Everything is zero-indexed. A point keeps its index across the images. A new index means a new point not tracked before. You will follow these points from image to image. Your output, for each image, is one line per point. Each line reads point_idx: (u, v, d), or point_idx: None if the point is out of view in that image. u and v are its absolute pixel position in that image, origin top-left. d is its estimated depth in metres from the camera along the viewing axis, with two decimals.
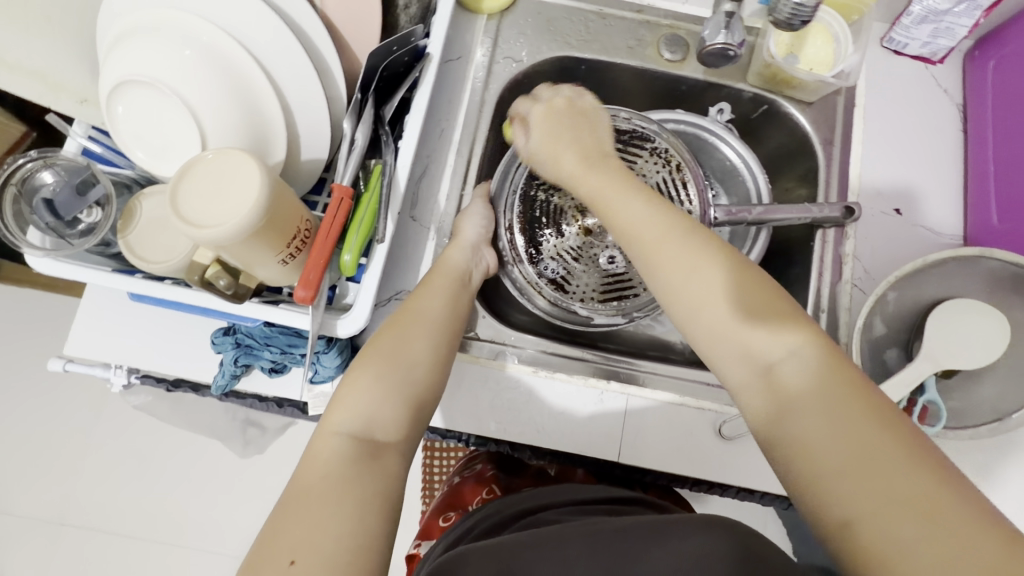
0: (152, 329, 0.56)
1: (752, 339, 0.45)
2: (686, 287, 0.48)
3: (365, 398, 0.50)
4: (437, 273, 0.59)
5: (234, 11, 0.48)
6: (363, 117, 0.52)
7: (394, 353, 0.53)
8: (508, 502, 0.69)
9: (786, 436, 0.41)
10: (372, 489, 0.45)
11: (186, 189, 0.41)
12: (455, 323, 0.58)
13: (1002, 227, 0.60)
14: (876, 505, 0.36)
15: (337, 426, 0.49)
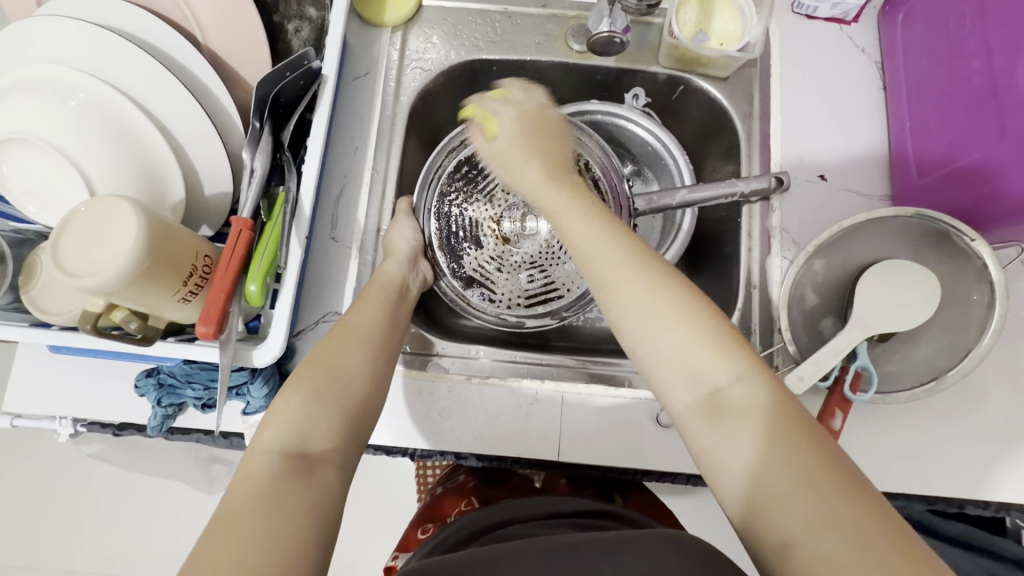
0: (86, 378, 0.57)
1: (695, 359, 0.41)
2: (641, 307, 0.44)
3: (297, 410, 0.46)
4: (371, 285, 0.58)
5: (109, 57, 0.48)
6: (261, 146, 0.53)
7: (331, 363, 0.50)
8: (481, 514, 0.67)
9: (735, 469, 0.37)
10: (303, 504, 0.41)
11: (67, 241, 0.41)
12: (395, 334, 0.56)
13: (922, 183, 0.59)
14: (838, 549, 0.32)
15: (267, 442, 0.44)
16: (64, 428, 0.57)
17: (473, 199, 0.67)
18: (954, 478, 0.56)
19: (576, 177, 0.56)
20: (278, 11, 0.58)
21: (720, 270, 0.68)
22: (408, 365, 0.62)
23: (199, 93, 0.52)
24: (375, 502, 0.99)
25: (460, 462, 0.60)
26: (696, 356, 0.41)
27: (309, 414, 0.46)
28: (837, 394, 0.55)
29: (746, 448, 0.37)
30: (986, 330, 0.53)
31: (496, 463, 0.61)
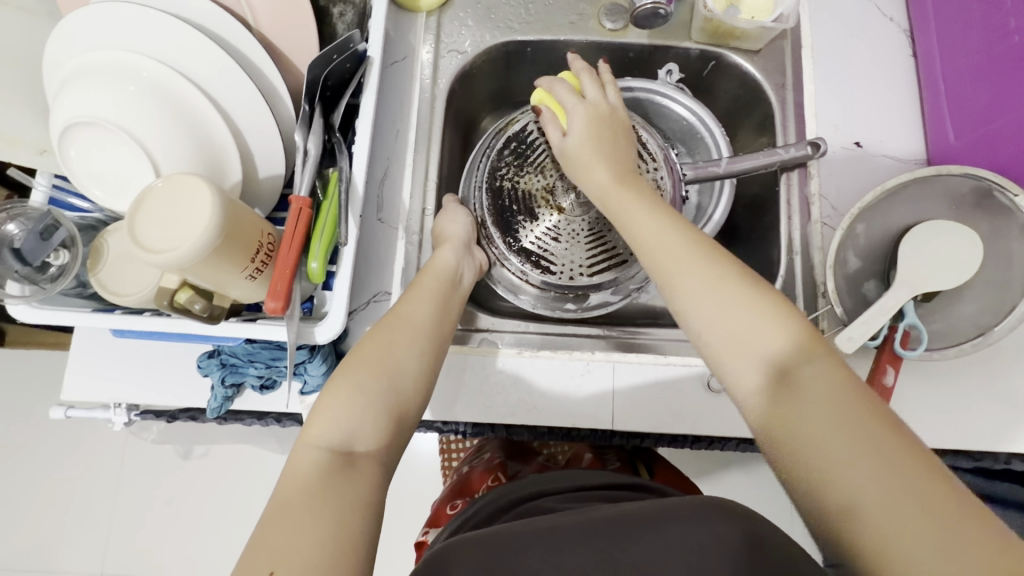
0: (145, 361, 0.58)
1: (744, 328, 0.45)
2: (720, 317, 0.46)
3: (344, 407, 0.46)
4: (423, 274, 0.56)
5: (172, 43, 0.49)
6: (313, 127, 0.53)
7: (379, 361, 0.49)
8: (511, 488, 0.66)
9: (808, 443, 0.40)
10: (353, 498, 0.41)
11: (143, 218, 0.42)
12: (444, 327, 0.54)
13: (959, 145, 0.60)
14: (914, 522, 0.35)
15: (313, 437, 0.44)
16: (119, 416, 0.59)
17: (523, 172, 0.64)
18: (1000, 433, 0.57)
19: (619, 184, 0.55)
20: None
21: (758, 240, 0.69)
22: (458, 342, 0.63)
23: (254, 76, 0.53)
24: (412, 487, 1.00)
25: (512, 435, 0.62)
26: (771, 337, 0.44)
27: (357, 412, 0.46)
28: (887, 351, 0.56)
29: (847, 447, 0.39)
30: None
31: (548, 435, 0.63)
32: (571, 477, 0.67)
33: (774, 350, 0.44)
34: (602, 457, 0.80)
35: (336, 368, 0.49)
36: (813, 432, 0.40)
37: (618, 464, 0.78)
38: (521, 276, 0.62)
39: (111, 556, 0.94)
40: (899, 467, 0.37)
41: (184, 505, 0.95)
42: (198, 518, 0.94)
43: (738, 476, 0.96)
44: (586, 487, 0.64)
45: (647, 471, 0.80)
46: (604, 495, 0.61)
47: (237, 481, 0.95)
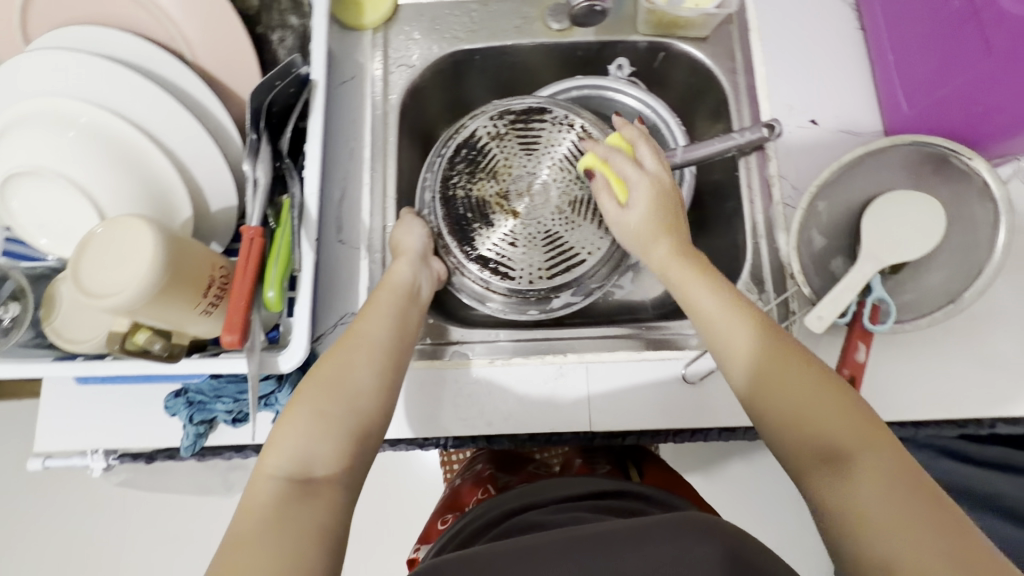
0: (115, 404, 0.57)
1: (731, 330, 0.49)
2: (716, 319, 0.50)
3: (298, 433, 0.46)
4: (381, 289, 0.56)
5: (108, 85, 0.49)
6: (261, 155, 0.53)
7: (335, 384, 0.49)
8: (497, 500, 0.65)
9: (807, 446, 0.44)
10: (306, 525, 0.41)
11: (87, 264, 0.42)
12: (404, 343, 0.54)
13: (913, 113, 0.59)
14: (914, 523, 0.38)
15: (269, 467, 0.44)
16: (97, 463, 0.56)
17: (476, 178, 0.62)
18: (983, 400, 0.57)
19: (657, 230, 0.55)
20: (260, 22, 0.59)
21: (725, 226, 0.69)
22: (431, 356, 0.63)
23: (196, 110, 0.52)
24: (409, 505, 0.99)
25: (493, 445, 0.61)
26: (751, 344, 0.48)
27: (314, 438, 0.46)
28: (856, 328, 0.55)
29: (853, 484, 0.41)
30: (995, 248, 0.54)
31: (529, 443, 0.61)
32: (558, 485, 0.66)
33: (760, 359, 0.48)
34: (592, 462, 0.79)
35: (294, 392, 0.50)
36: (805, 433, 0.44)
37: (607, 467, 0.77)
38: (483, 283, 0.61)
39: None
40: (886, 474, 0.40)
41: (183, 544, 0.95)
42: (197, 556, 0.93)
43: (734, 464, 0.95)
44: (572, 496, 0.63)
45: (637, 471, 0.79)
46: (591, 504, 0.61)
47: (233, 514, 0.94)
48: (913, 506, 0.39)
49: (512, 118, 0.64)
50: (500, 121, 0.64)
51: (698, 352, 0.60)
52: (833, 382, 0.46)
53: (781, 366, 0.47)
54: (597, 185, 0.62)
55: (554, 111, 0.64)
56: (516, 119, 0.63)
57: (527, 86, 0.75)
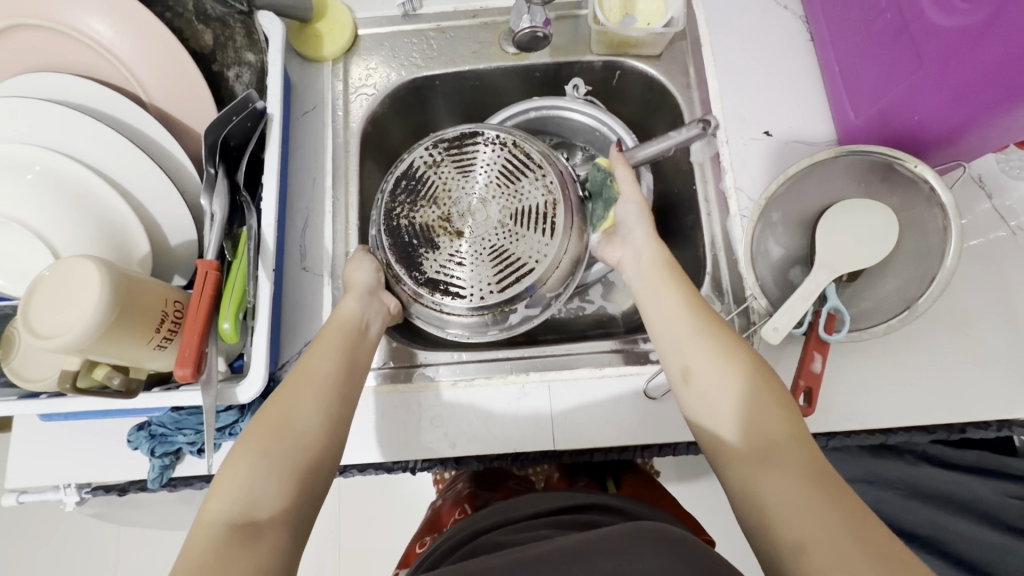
0: (83, 440, 0.58)
1: (695, 362, 0.49)
2: (687, 338, 0.50)
3: (243, 477, 0.46)
4: (328, 326, 0.58)
5: (65, 130, 0.51)
6: (217, 190, 0.54)
7: (286, 425, 0.49)
8: (468, 522, 0.65)
9: (768, 489, 0.42)
10: (249, 570, 0.41)
11: (36, 306, 0.43)
12: (354, 380, 0.55)
13: (861, 122, 0.60)
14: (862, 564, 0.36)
15: (212, 511, 0.44)
16: (70, 496, 0.57)
17: (418, 207, 0.61)
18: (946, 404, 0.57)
19: (660, 261, 0.57)
20: (217, 61, 0.61)
21: (687, 238, 0.70)
22: (395, 379, 0.63)
23: (153, 150, 0.54)
24: (396, 529, 0.99)
25: (461, 467, 0.61)
26: (720, 374, 0.47)
27: (260, 479, 0.46)
28: (813, 338, 0.55)
29: (766, 475, 0.42)
30: (947, 253, 0.54)
31: (497, 462, 0.61)
32: (529, 502, 0.65)
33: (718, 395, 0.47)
34: (570, 475, 0.79)
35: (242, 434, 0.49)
36: (765, 478, 0.42)
37: (586, 481, 0.77)
38: (440, 305, 0.59)
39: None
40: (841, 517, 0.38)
41: None
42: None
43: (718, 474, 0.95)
44: (538, 513, 0.61)
45: (615, 484, 0.79)
46: (553, 519, 0.59)
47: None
48: (822, 514, 0.39)
49: (445, 145, 0.63)
50: (434, 148, 0.63)
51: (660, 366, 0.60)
52: (781, 392, 0.46)
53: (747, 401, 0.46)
54: (537, 194, 0.60)
55: (486, 132, 0.63)
56: (450, 146, 0.63)
57: (488, 108, 0.76)
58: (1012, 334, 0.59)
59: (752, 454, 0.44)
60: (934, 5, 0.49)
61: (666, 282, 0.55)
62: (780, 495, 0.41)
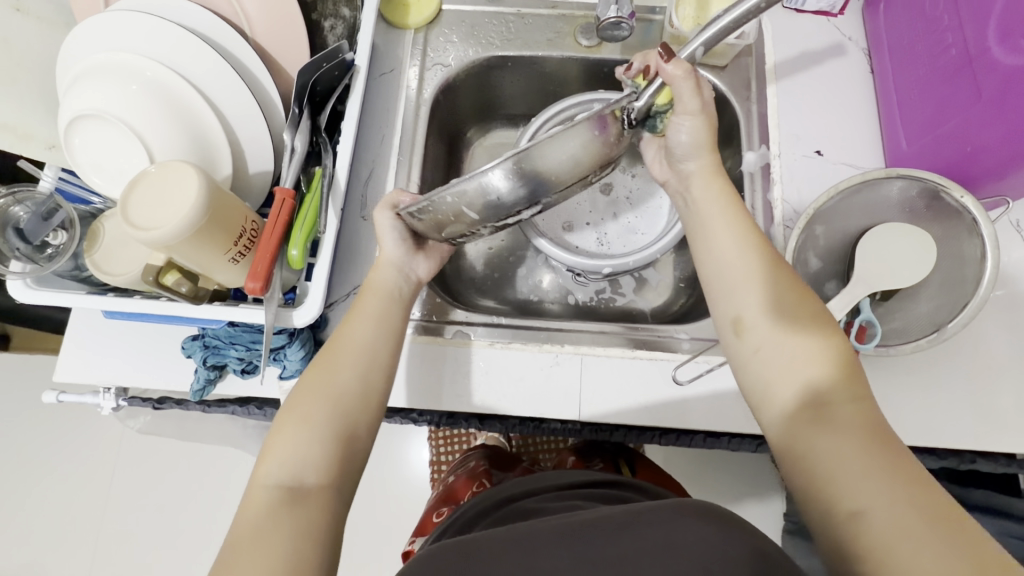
0: (133, 343, 0.60)
1: (750, 307, 0.50)
2: (750, 291, 0.50)
3: (291, 440, 0.47)
4: (365, 291, 0.58)
5: (173, 48, 0.54)
6: (301, 127, 0.58)
7: (325, 393, 0.50)
8: (493, 493, 0.67)
9: (816, 447, 0.43)
10: (305, 527, 0.43)
11: (135, 200, 0.46)
12: (391, 345, 0.55)
13: (912, 151, 0.63)
14: (919, 530, 0.37)
15: (263, 473, 0.46)
16: (107, 401, 0.62)
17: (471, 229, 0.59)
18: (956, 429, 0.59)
19: (715, 183, 0.56)
20: (315, 10, 0.64)
21: None
22: (433, 333, 0.65)
23: (250, 81, 0.57)
24: (397, 490, 1.02)
25: (484, 426, 0.66)
26: (780, 328, 0.48)
27: (303, 445, 0.47)
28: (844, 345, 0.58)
29: (816, 431, 0.43)
30: (982, 281, 0.55)
31: (518, 425, 0.65)
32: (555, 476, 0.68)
33: (776, 346, 0.48)
34: (585, 458, 0.82)
35: (286, 399, 0.51)
36: (823, 435, 0.43)
37: (601, 464, 0.79)
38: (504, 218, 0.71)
39: (111, 549, 0.98)
40: (901, 485, 0.39)
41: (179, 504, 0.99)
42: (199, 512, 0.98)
43: (716, 483, 0.98)
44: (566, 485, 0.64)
45: (630, 468, 0.81)
46: (584, 492, 0.62)
47: (233, 475, 0.99)
48: (875, 471, 0.40)
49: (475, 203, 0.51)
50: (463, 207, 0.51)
51: (689, 355, 0.62)
52: (846, 355, 0.47)
53: (816, 363, 0.46)
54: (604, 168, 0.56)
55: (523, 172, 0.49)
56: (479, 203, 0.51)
57: (552, 95, 0.80)
58: None
59: (803, 410, 0.45)
60: (1000, 44, 0.52)
61: (726, 214, 0.54)
62: (831, 449, 0.42)
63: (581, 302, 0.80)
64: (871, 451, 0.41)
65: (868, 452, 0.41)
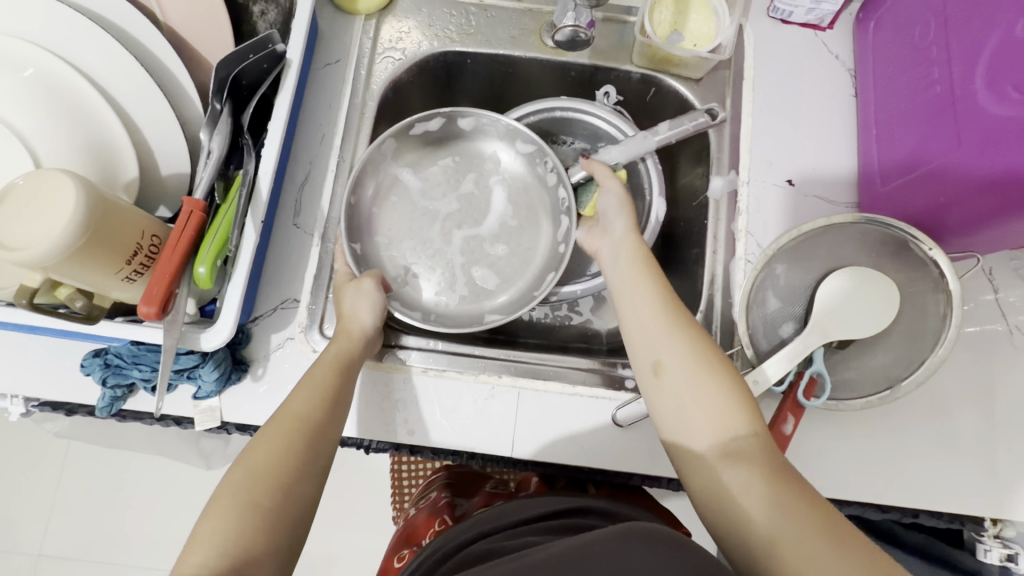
0: (34, 352, 0.56)
1: (653, 328, 0.52)
2: (649, 321, 0.52)
3: (223, 523, 0.41)
4: (320, 363, 0.52)
5: (74, 36, 0.50)
6: (219, 128, 0.52)
7: (270, 467, 0.44)
8: (448, 535, 0.61)
9: (728, 487, 0.44)
10: None
11: (4, 213, 0.41)
12: (335, 419, 0.50)
13: (884, 191, 0.59)
14: (817, 555, 0.38)
15: (194, 566, 0.39)
16: (14, 407, 0.57)
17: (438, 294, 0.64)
18: (895, 477, 0.59)
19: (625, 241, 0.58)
20: None
21: (687, 270, 0.69)
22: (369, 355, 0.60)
23: (161, 74, 0.52)
24: (349, 486, 1.01)
25: (415, 455, 0.60)
26: (683, 350, 0.49)
27: (239, 532, 0.41)
28: (791, 400, 0.55)
29: (726, 467, 0.44)
30: (942, 340, 0.53)
31: (452, 458, 0.60)
32: (518, 507, 0.63)
33: (683, 368, 0.49)
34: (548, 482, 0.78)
35: (221, 480, 0.44)
36: (735, 472, 0.44)
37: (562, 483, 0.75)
38: (406, 190, 0.68)
39: (63, 524, 0.99)
40: (803, 518, 0.40)
41: (128, 485, 0.99)
42: (152, 494, 0.99)
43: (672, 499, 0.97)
44: (531, 518, 0.60)
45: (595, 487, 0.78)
46: (544, 525, 0.58)
47: (182, 462, 0.98)
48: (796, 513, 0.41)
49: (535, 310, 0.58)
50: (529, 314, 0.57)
51: (633, 396, 0.58)
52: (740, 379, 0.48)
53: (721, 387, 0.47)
54: (565, 221, 0.66)
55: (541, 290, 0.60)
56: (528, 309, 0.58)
57: (517, 96, 0.74)
58: (984, 429, 0.59)
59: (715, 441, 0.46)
60: (986, 89, 0.49)
61: (629, 255, 0.57)
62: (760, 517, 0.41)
63: (535, 320, 0.76)
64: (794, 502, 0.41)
65: (773, 483, 0.42)
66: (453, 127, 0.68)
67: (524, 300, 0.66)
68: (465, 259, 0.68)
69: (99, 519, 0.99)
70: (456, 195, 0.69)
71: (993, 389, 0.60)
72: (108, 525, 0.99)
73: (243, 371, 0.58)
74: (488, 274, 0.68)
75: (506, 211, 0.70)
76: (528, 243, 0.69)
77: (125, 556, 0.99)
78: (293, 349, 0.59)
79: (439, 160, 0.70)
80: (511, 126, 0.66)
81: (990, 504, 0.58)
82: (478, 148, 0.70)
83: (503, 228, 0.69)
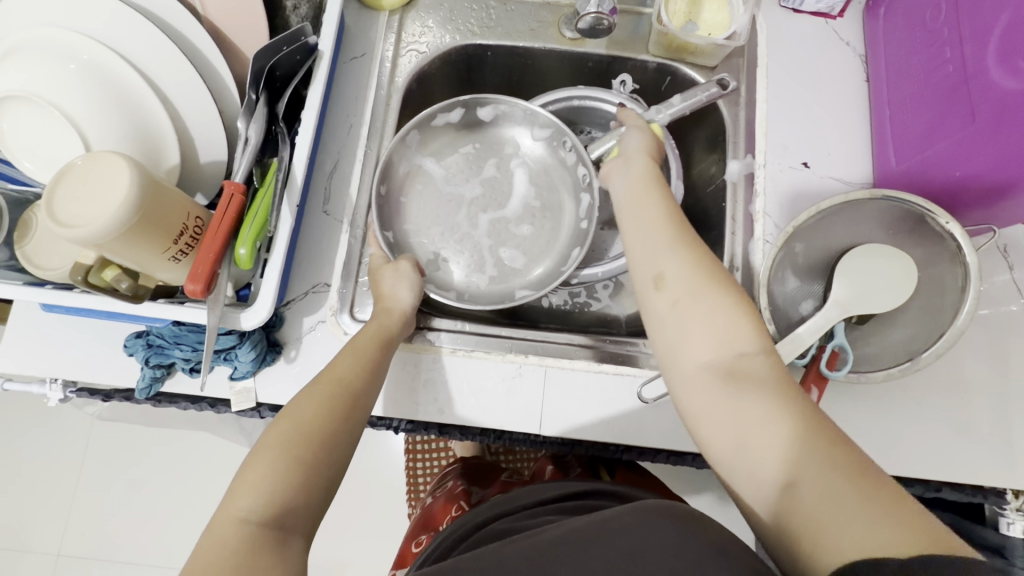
0: (76, 338, 0.58)
1: (663, 253, 0.52)
2: (658, 250, 0.52)
3: (267, 472, 0.42)
4: (360, 337, 0.54)
5: (121, 30, 0.52)
6: (256, 116, 0.54)
7: (312, 425, 0.46)
8: (472, 514, 0.63)
9: (729, 406, 0.44)
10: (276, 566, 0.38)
11: (62, 193, 0.43)
12: (371, 386, 0.51)
13: (900, 169, 0.60)
14: (819, 471, 0.38)
15: (241, 510, 0.40)
16: (53, 392, 0.58)
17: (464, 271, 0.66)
18: (917, 451, 0.60)
19: (644, 180, 0.57)
20: None
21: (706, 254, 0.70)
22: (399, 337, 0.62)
23: (201, 65, 0.55)
24: (370, 480, 1.02)
25: (443, 435, 0.62)
26: (691, 272, 0.50)
27: (284, 481, 0.42)
28: (813, 372, 0.56)
29: (729, 389, 0.44)
30: (959, 313, 0.54)
31: (480, 437, 0.62)
32: (535, 489, 0.64)
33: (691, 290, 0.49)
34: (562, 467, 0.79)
35: (263, 434, 0.45)
36: (736, 396, 0.44)
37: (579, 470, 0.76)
38: (431, 178, 0.70)
39: (86, 521, 1.00)
40: (806, 436, 0.40)
41: (151, 481, 1.01)
42: (175, 490, 1.00)
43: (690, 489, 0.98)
44: (552, 498, 0.61)
45: (609, 472, 0.80)
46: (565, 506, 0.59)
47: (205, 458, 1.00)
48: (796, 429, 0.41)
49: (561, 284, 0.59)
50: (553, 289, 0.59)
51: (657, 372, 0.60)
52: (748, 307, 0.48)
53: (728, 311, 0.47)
54: (584, 200, 0.69)
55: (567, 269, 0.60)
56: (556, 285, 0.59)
57: (535, 87, 0.76)
58: (1003, 403, 0.60)
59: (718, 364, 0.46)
60: (999, 65, 0.50)
61: (644, 190, 0.57)
62: (767, 443, 0.41)
63: (554, 305, 0.77)
64: (800, 420, 0.41)
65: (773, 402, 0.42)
66: (475, 115, 0.70)
67: (548, 281, 0.67)
68: (492, 241, 0.70)
69: (121, 515, 1.00)
70: (478, 181, 0.71)
71: (1011, 364, 0.61)
72: (131, 521, 1.00)
73: (278, 353, 0.59)
74: (515, 254, 0.70)
75: (528, 193, 0.72)
76: (551, 224, 0.71)
77: (148, 552, 1.00)
78: (325, 332, 0.61)
79: (461, 147, 0.72)
80: (529, 110, 0.67)
81: (1013, 477, 0.59)
82: (499, 135, 0.72)
83: (526, 210, 0.71)
